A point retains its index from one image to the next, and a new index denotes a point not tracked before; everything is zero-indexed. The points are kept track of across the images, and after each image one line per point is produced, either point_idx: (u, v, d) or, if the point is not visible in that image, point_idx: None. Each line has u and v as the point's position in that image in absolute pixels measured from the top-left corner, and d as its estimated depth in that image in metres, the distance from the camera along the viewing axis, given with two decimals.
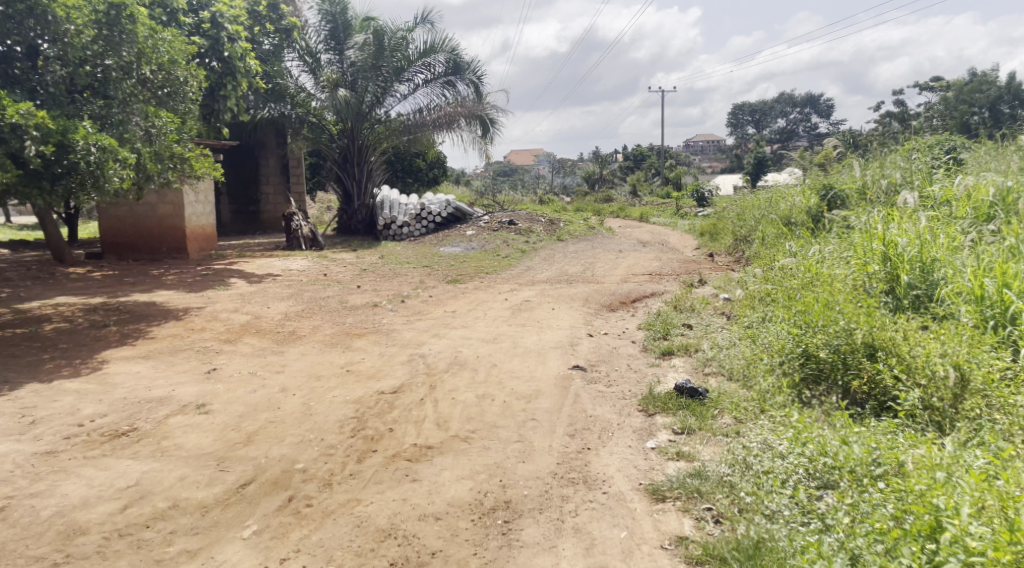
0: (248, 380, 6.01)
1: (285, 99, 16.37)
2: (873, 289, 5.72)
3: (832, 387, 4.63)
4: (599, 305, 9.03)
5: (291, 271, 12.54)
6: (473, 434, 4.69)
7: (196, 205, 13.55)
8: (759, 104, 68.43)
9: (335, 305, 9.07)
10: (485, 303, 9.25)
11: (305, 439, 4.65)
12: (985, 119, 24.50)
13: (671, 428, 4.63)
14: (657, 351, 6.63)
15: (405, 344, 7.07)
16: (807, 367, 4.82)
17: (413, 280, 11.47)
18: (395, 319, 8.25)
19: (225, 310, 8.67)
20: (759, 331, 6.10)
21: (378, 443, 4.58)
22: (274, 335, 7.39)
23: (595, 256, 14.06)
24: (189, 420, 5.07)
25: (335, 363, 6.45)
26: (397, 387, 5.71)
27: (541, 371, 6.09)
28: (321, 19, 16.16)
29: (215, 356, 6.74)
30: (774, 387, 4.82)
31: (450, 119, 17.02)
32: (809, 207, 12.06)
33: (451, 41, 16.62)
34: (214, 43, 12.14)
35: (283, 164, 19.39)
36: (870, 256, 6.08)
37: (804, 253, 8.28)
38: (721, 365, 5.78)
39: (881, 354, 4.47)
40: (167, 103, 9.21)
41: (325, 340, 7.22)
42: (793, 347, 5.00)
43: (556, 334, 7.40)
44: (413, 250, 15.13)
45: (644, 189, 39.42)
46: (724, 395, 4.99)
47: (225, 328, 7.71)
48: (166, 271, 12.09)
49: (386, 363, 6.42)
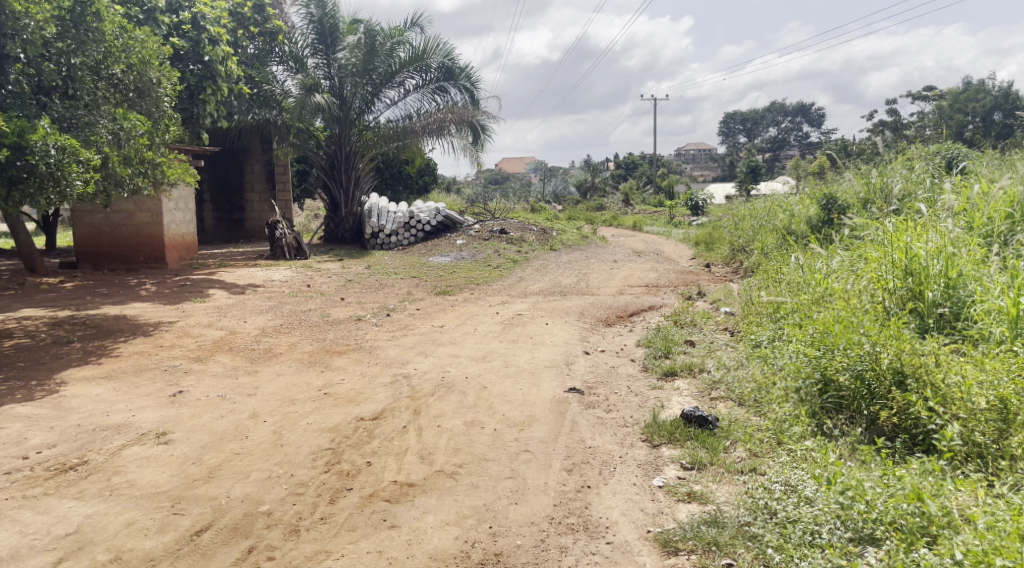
0: (215, 404, 5.52)
1: (271, 104, 15.85)
2: (894, 307, 5.31)
3: (856, 418, 4.22)
4: (595, 319, 8.60)
5: (273, 281, 12.04)
6: (460, 469, 4.22)
7: (176, 213, 13.04)
8: (749, 113, 68.41)
9: (317, 319, 8.58)
10: (475, 316, 8.79)
11: (273, 475, 4.17)
12: (981, 128, 24.29)
13: (679, 462, 4.20)
14: (659, 371, 6.19)
15: (389, 362, 6.60)
16: (827, 396, 4.41)
17: (400, 291, 11.00)
18: (380, 335, 7.78)
19: (199, 325, 8.18)
20: (771, 353, 5.69)
21: (354, 480, 4.11)
22: (248, 354, 6.91)
23: (589, 266, 13.65)
24: (146, 451, 4.58)
25: (313, 385, 5.97)
26: (378, 413, 5.24)
27: (535, 395, 5.63)
28: (309, 23, 15.70)
29: (183, 377, 6.25)
30: (792, 417, 4.41)
31: (441, 125, 16.67)
32: (810, 217, 11.69)
33: (443, 45, 16.18)
34: (195, 45, 11.63)
35: (268, 171, 18.91)
36: (887, 269, 5.67)
37: (811, 265, 7.87)
38: (730, 390, 5.36)
39: (912, 382, 4.04)
40: (138, 105, 8.74)
41: (303, 359, 6.74)
42: (811, 372, 4.59)
43: (551, 353, 6.96)
44: (400, 259, 14.67)
45: (637, 197, 39.08)
46: (736, 424, 4.56)
47: (197, 345, 7.22)
48: (142, 281, 11.58)
49: (367, 385, 5.95)
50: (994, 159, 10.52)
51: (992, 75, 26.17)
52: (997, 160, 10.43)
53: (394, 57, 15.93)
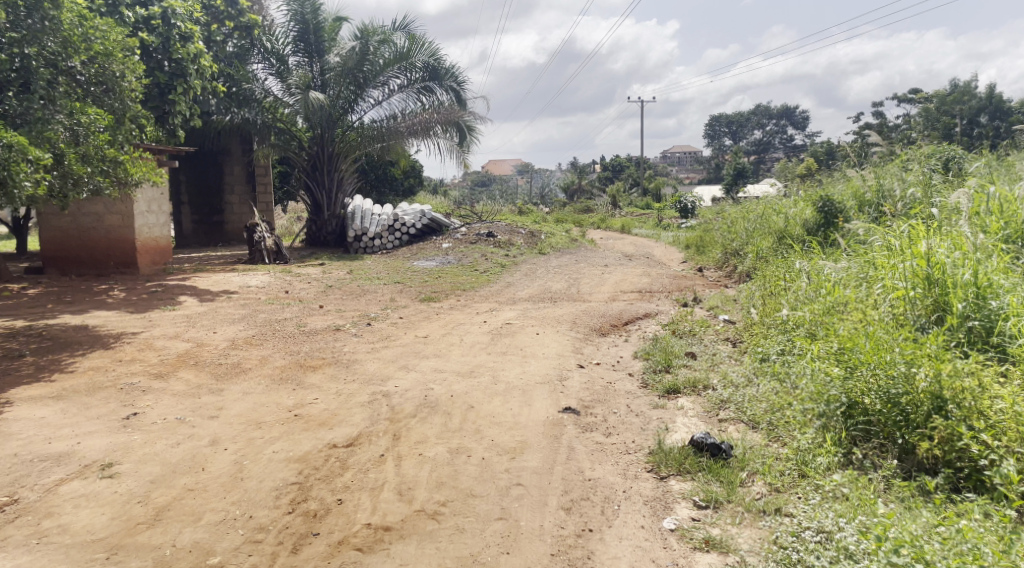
0: (172, 429, 4.96)
1: (250, 104, 15.13)
2: (919, 320, 4.86)
3: (887, 446, 3.79)
4: (588, 328, 8.12)
5: (249, 287, 11.46)
6: (443, 507, 3.73)
7: (149, 215, 12.43)
8: (735, 115, 68.29)
9: (292, 329, 8.02)
10: (461, 326, 8.26)
11: (228, 517, 3.66)
12: (969, 127, 24.04)
13: (691, 499, 3.72)
14: (661, 388, 5.71)
15: (368, 379, 6.06)
16: (855, 423, 3.96)
17: (382, 298, 10.45)
18: (359, 347, 7.23)
19: (163, 336, 7.59)
20: (784, 369, 5.23)
21: (322, 522, 3.60)
22: (214, 369, 6.36)
23: (580, 271, 13.17)
24: (87, 488, 4.03)
25: (282, 405, 5.43)
26: (352, 439, 4.72)
27: (527, 416, 5.12)
28: (289, 19, 15.14)
29: (140, 396, 5.68)
30: (816, 446, 3.96)
31: (426, 125, 16.16)
32: (806, 220, 11.28)
33: (429, 44, 15.65)
34: (165, 41, 11.09)
35: (248, 172, 18.32)
36: (906, 274, 5.21)
37: (816, 270, 7.43)
38: (741, 412, 4.89)
39: (954, 408, 3.59)
40: (100, 100, 8.09)
41: (274, 375, 6.19)
42: (834, 393, 4.13)
43: (543, 366, 6.46)
44: (384, 264, 14.13)
45: (625, 198, 38.61)
46: (753, 452, 4.09)
47: (159, 360, 6.64)
48: (110, 288, 10.96)
49: (343, 405, 5.41)
50: (996, 160, 10.16)
51: (978, 77, 26.10)
52: (998, 161, 10.08)
53: (377, 56, 15.36)
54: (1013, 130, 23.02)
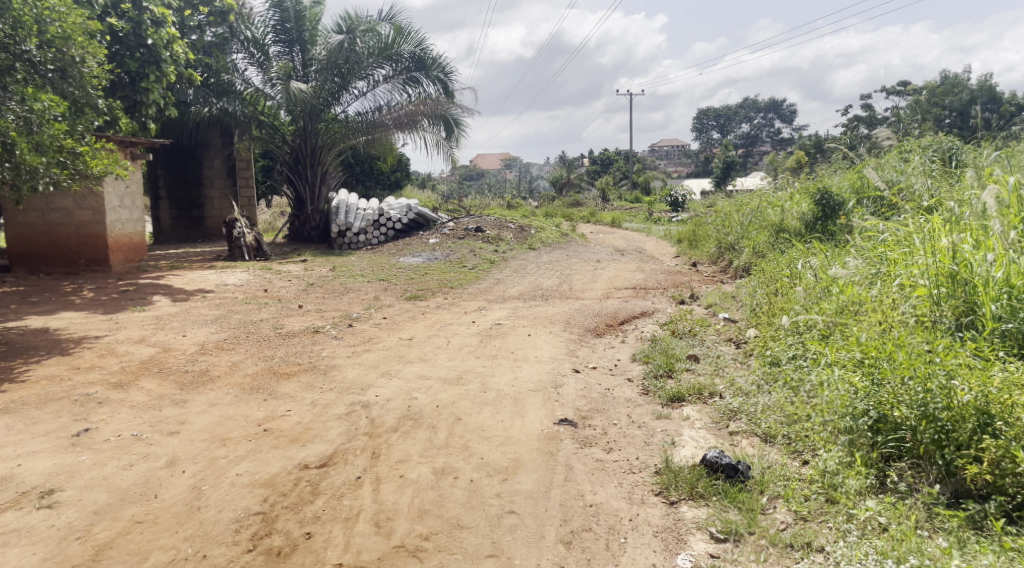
0: (126, 447, 4.48)
1: (231, 95, 14.51)
2: (947, 322, 4.42)
3: (925, 466, 3.37)
4: (583, 329, 7.67)
5: (226, 286, 10.94)
6: (426, 543, 3.32)
7: (122, 211, 11.84)
8: (723, 109, 67.90)
9: (268, 331, 7.52)
10: (449, 327, 7.80)
11: (178, 559, 3.24)
12: (960, 120, 23.67)
13: (708, 531, 3.30)
14: (664, 396, 5.26)
15: (347, 388, 5.58)
16: (886, 440, 3.53)
17: (365, 297, 9.95)
18: (338, 351, 6.74)
19: (127, 341, 7.07)
20: (798, 377, 4.80)
21: (286, 563, 3.21)
22: (180, 377, 5.86)
23: (571, 267, 12.70)
24: (20, 521, 3.57)
25: (251, 419, 4.94)
26: (326, 458, 4.26)
27: (520, 429, 4.67)
28: (268, 8, 14.52)
29: (95, 409, 5.18)
30: (843, 466, 3.54)
31: (412, 118, 15.58)
32: (803, 214, 10.86)
33: (416, 34, 15.12)
34: (136, 27, 10.48)
35: (228, 166, 17.71)
36: (931, 274, 4.76)
37: (822, 266, 7.00)
38: (753, 424, 4.45)
39: (1007, 427, 3.16)
40: (59, 87, 7.64)
41: (244, 384, 5.69)
42: (861, 407, 3.70)
43: (536, 371, 6.01)
44: (369, 260, 13.60)
45: (614, 192, 38.08)
46: (773, 473, 3.66)
47: (121, 368, 6.13)
48: (80, 287, 10.41)
49: (317, 418, 4.92)
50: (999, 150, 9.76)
51: (969, 68, 25.71)
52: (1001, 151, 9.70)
53: (361, 46, 14.79)
54: (1004, 123, 22.69)
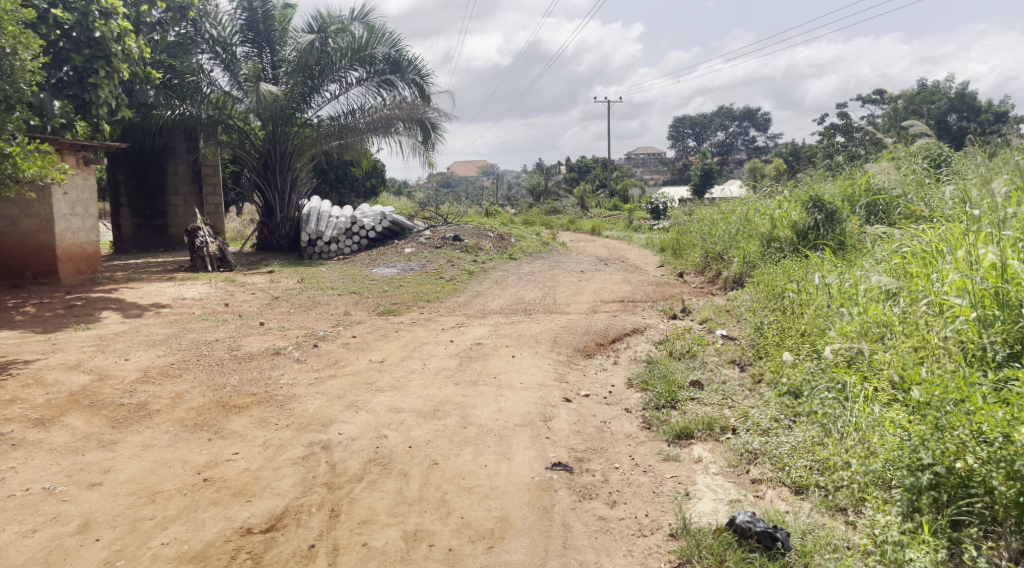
0: (33, 505, 3.72)
1: (197, 97, 13.65)
2: (1002, 353, 3.79)
3: (1005, 535, 2.78)
4: (572, 348, 7.01)
5: (184, 300, 10.13)
6: None
7: (74, 219, 10.85)
8: (699, 117, 67.80)
9: (223, 354, 6.74)
10: (424, 347, 7.09)
11: None
12: (938, 128, 23.25)
13: None
14: (669, 432, 4.59)
15: (306, 423, 4.85)
16: (956, 501, 2.93)
17: (334, 312, 9.19)
18: (300, 377, 5.99)
19: (60, 366, 6.24)
20: (828, 413, 4.16)
21: None
22: (115, 412, 5.09)
23: (554, 278, 12.02)
24: None
25: (189, 465, 4.20)
26: (276, 516, 3.57)
27: (506, 476, 3.99)
28: (236, 7, 13.75)
29: (5, 454, 4.39)
30: (906, 535, 2.93)
31: (387, 122, 14.78)
32: (795, 222, 10.17)
33: (390, 35, 14.41)
34: (82, 18, 9.55)
35: (193, 171, 16.80)
36: (977, 294, 4.13)
37: (832, 280, 6.36)
38: (780, 470, 3.81)
39: None
40: None
41: (186, 420, 4.93)
42: (921, 458, 3.08)
43: (523, 401, 5.33)
44: (340, 272, 12.83)
45: (592, 198, 37.32)
46: (818, 541, 3.07)
47: (46, 401, 5.32)
48: (21, 302, 9.50)
49: (267, 464, 4.19)
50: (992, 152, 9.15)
51: (946, 77, 25.32)
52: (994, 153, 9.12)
53: (333, 46, 13.99)
54: (983, 132, 22.28)
